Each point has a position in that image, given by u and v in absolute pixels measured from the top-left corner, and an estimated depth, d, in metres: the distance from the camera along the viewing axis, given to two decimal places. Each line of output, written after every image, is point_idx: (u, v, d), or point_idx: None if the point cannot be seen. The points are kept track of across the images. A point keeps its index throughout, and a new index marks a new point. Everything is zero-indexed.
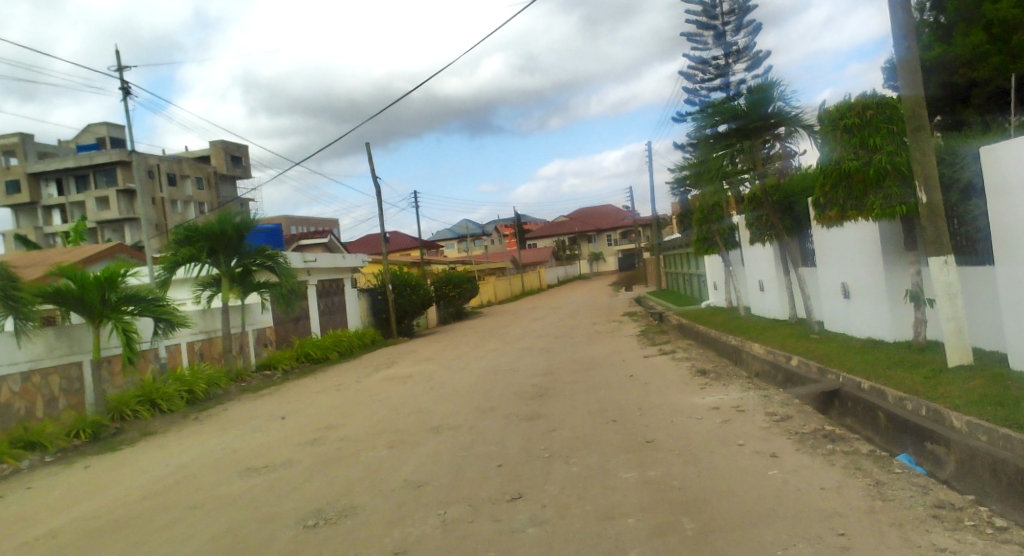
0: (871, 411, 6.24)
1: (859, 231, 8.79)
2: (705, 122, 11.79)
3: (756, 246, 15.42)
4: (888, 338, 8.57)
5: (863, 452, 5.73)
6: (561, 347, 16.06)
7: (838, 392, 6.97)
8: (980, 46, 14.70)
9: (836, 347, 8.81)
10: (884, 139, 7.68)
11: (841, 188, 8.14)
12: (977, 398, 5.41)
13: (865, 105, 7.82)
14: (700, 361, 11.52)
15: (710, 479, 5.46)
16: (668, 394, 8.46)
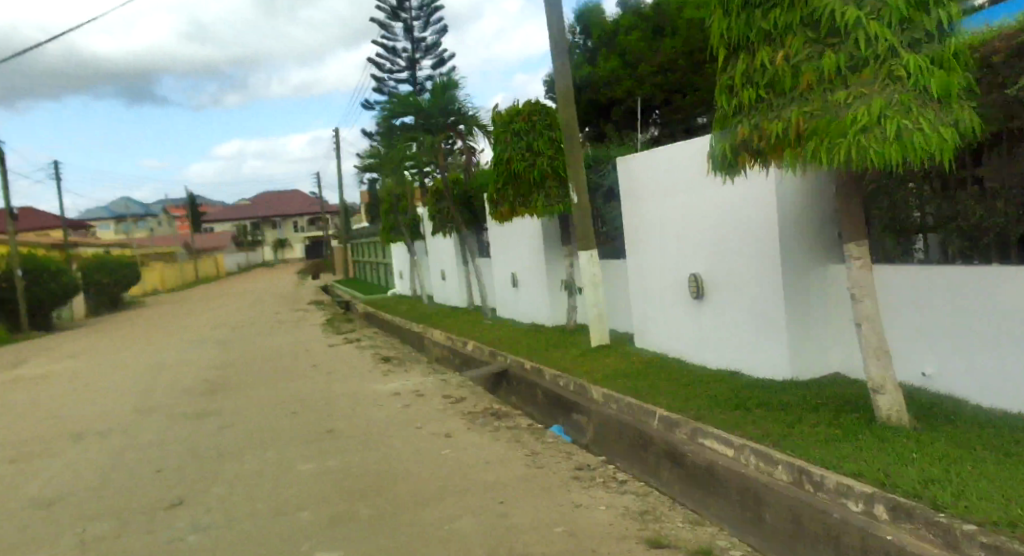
0: (531, 389, 6.97)
1: (528, 226, 9.76)
2: (391, 112, 12.03)
3: (440, 238, 16.39)
4: (548, 322, 9.66)
5: (523, 426, 6.37)
6: (246, 339, 15.04)
7: (505, 373, 7.65)
8: (616, 70, 17.08)
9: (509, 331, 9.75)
10: (546, 145, 8.67)
11: (511, 187, 8.86)
12: (611, 373, 6.43)
13: (531, 112, 8.75)
14: (385, 349, 11.89)
15: (386, 463, 5.59)
16: (352, 383, 8.49)
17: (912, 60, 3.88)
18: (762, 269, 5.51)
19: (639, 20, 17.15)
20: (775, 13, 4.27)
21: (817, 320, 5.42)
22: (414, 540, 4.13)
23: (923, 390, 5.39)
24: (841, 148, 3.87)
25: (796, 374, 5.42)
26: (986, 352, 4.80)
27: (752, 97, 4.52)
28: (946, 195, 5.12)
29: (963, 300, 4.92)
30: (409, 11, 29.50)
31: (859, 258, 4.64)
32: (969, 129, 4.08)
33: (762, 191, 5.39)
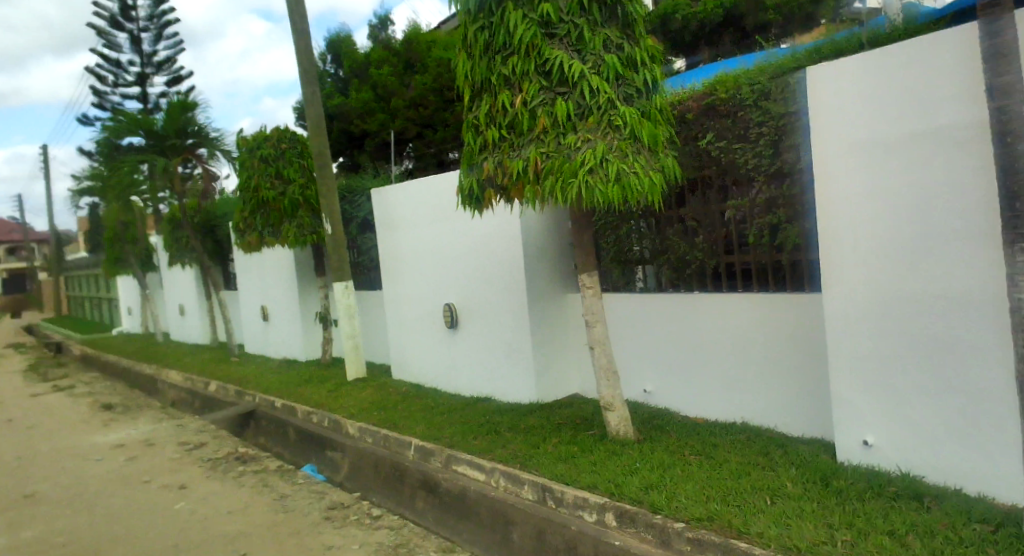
0: (282, 428, 6.94)
1: (272, 261, 11.82)
2: (116, 129, 11.91)
3: (176, 272, 16.64)
4: (302, 355, 11.58)
5: (272, 469, 6.17)
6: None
7: (254, 413, 7.61)
8: (369, 103, 18.05)
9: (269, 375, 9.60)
10: (295, 173, 10.36)
11: (259, 216, 10.49)
12: (364, 407, 6.64)
13: (283, 140, 10.25)
14: (107, 400, 10.81)
15: (103, 526, 4.90)
16: (69, 442, 7.52)
17: (623, 113, 5.33)
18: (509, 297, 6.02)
19: (390, 55, 18.38)
20: (513, 62, 5.40)
21: (559, 346, 6.04)
22: None
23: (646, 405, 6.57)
24: (574, 183, 5.22)
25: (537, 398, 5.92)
26: (705, 362, 6.04)
27: (496, 135, 5.59)
28: (658, 235, 6.42)
29: (680, 326, 6.23)
30: (135, 20, 27.15)
31: (588, 283, 5.63)
32: (670, 172, 5.59)
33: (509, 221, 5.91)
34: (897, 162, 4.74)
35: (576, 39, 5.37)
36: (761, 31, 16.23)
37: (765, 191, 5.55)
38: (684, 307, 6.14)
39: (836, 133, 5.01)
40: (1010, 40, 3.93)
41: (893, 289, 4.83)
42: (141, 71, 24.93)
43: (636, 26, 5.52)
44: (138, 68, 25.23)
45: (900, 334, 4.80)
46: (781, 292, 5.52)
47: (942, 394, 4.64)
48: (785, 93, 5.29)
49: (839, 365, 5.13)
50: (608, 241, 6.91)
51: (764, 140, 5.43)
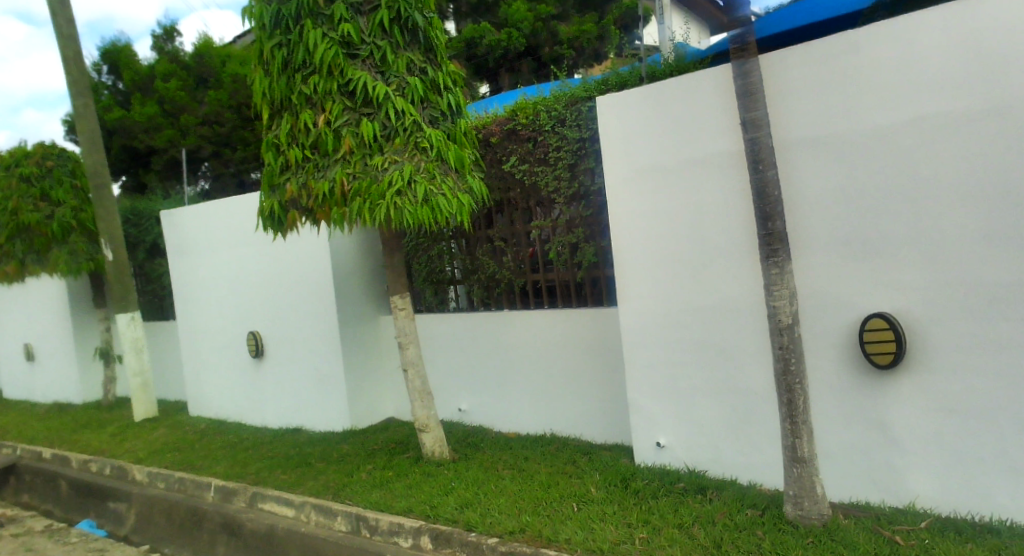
0: (53, 482, 6.75)
1: (45, 297, 11.31)
2: None
3: None
4: (79, 398, 11.08)
5: (37, 531, 5.82)
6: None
7: (13, 467, 7.51)
8: (153, 118, 16.64)
9: (60, 430, 8.70)
10: (67, 197, 10.12)
11: (21, 243, 10.12)
12: (150, 452, 6.59)
13: (50, 161, 10.16)
14: None
15: None
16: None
17: (429, 136, 5.37)
18: (323, 327, 6.41)
19: (178, 68, 17.03)
20: (315, 81, 5.23)
21: (372, 372, 6.60)
22: None
23: (460, 423, 6.69)
24: (382, 205, 5.15)
25: (354, 423, 6.38)
26: (517, 377, 6.28)
27: (299, 155, 5.39)
28: (468, 255, 6.61)
29: (491, 343, 6.41)
30: None
31: (398, 304, 5.59)
32: (477, 193, 5.75)
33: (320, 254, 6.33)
34: (672, 186, 5.24)
35: (379, 61, 5.32)
36: (559, 62, 14.52)
37: (565, 212, 5.89)
38: (495, 324, 6.34)
39: (622, 158, 5.42)
40: (756, 79, 4.46)
41: (674, 300, 5.30)
42: None
43: (438, 51, 5.62)
44: None
45: (680, 341, 5.28)
46: (582, 307, 5.89)
47: (716, 393, 5.16)
48: (578, 120, 5.67)
49: (635, 373, 5.52)
50: (419, 262, 6.98)
51: (562, 163, 5.76)
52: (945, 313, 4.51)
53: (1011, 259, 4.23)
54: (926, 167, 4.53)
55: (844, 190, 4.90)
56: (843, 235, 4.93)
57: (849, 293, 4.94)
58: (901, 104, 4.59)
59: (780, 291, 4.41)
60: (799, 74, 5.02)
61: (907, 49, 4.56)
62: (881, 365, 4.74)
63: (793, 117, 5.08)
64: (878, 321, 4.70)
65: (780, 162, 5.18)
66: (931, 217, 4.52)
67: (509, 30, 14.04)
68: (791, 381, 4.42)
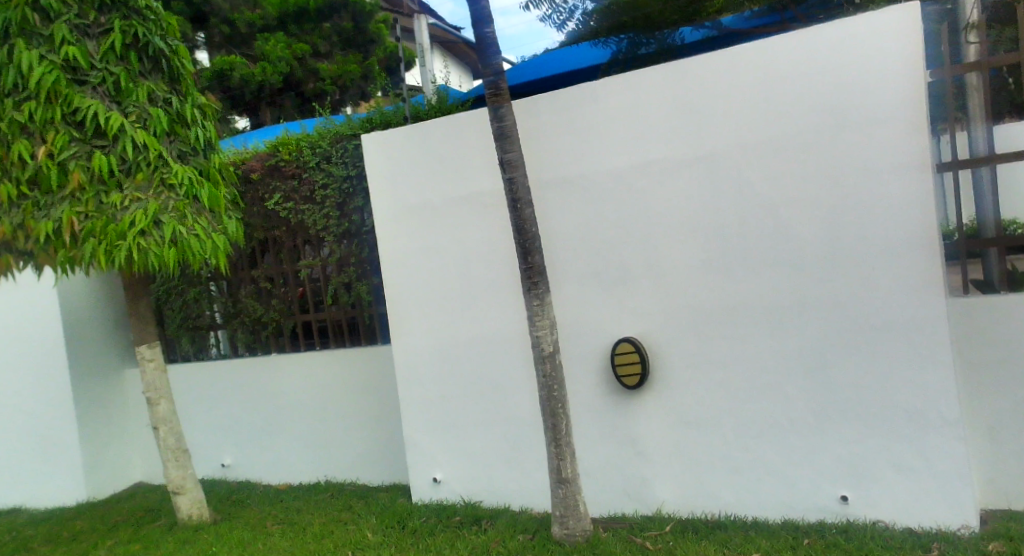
0: None
1: None
2: None
3: None
4: None
5: None
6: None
7: None
8: None
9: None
10: None
11: None
12: None
13: None
14: None
15: None
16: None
17: (177, 171, 4.94)
18: (54, 392, 5.96)
19: None
20: (31, 107, 4.59)
21: (114, 436, 6.26)
22: None
23: (223, 480, 6.26)
24: (122, 246, 4.63)
25: (91, 493, 5.96)
26: (289, 423, 6.02)
27: (12, 191, 4.69)
28: (230, 298, 6.25)
29: (261, 391, 6.11)
30: None
31: (146, 355, 5.01)
32: (236, 233, 5.40)
33: (50, 312, 5.91)
34: (438, 223, 5.32)
35: (113, 89, 4.80)
36: (322, 99, 13.48)
37: (335, 251, 5.76)
38: (262, 370, 6.06)
39: (387, 196, 5.43)
40: (511, 122, 4.47)
41: (444, 335, 5.38)
42: None
43: (186, 82, 5.22)
44: None
45: (451, 376, 5.36)
46: (356, 347, 5.79)
47: (487, 424, 5.29)
48: (344, 157, 5.58)
49: (410, 411, 5.50)
50: (173, 307, 6.43)
51: (330, 202, 5.64)
52: (676, 334, 5.04)
53: (722, 286, 4.84)
54: (655, 204, 5.04)
55: (591, 225, 5.29)
56: (592, 267, 5.32)
57: (600, 320, 5.33)
58: (632, 149, 5.09)
59: (541, 321, 4.49)
60: (548, 118, 5.37)
61: (635, 99, 5.06)
62: (630, 386, 5.16)
63: (545, 157, 5.42)
64: (626, 345, 5.12)
65: (536, 199, 5.48)
66: (662, 250, 5.04)
67: (264, 64, 12.54)
68: (553, 407, 4.48)
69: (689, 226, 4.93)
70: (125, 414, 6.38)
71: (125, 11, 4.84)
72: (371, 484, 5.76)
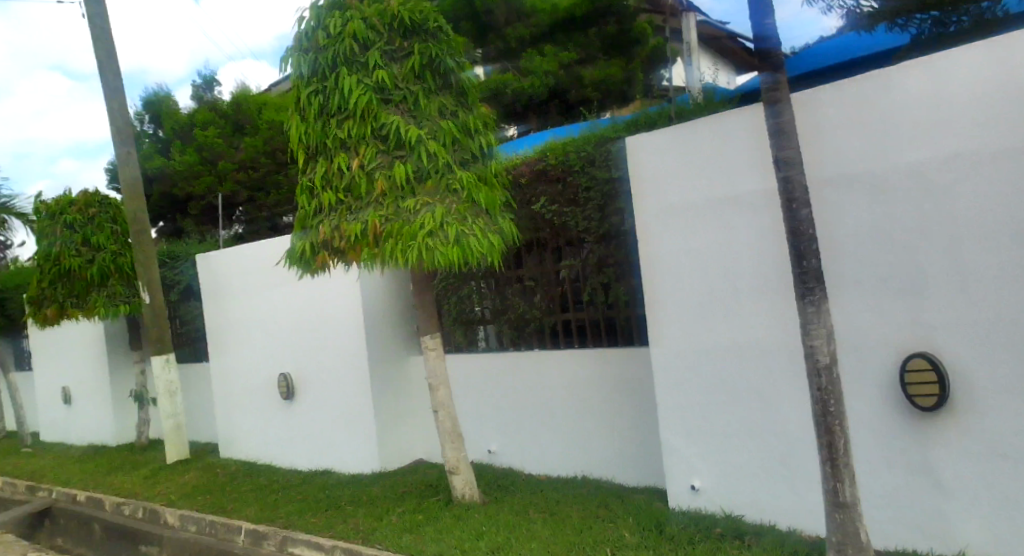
0: (87, 525, 6.65)
1: (81, 331, 11.14)
2: None
3: None
4: (112, 441, 10.99)
5: None
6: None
7: (51, 511, 7.46)
8: (193, 167, 16.72)
9: (95, 473, 8.66)
10: (106, 239, 10.04)
11: (60, 287, 9.99)
12: (188, 492, 6.60)
13: (88, 203, 10.07)
14: None
15: None
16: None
17: (461, 177, 5.41)
18: (353, 372, 6.87)
19: (217, 116, 17.05)
20: (349, 125, 5.30)
21: (402, 415, 7.03)
22: None
23: (490, 465, 6.73)
24: (414, 245, 5.15)
25: (383, 466, 6.76)
26: (548, 415, 6.29)
27: (333, 198, 5.45)
28: (497, 294, 6.73)
29: (524, 384, 6.46)
30: None
31: (429, 344, 5.55)
32: (508, 233, 5.76)
33: (352, 303, 6.81)
34: (705, 224, 5.15)
35: (412, 105, 5.39)
36: (587, 106, 13.99)
37: (596, 250, 5.91)
38: (525, 362, 6.42)
39: (650, 199, 5.41)
40: (789, 118, 4.01)
41: (707, 341, 5.21)
42: None
43: (470, 95, 5.70)
44: None
45: (712, 383, 5.18)
46: (613, 346, 5.87)
47: (750, 436, 5.03)
48: (607, 160, 5.68)
49: (667, 416, 5.45)
50: (450, 303, 7.06)
51: (592, 204, 5.78)
52: (989, 353, 4.34)
53: None
54: (963, 203, 4.40)
55: (880, 227, 4.78)
56: (883, 271, 4.78)
57: (887, 332, 4.79)
58: (935, 141, 4.49)
59: (817, 330, 3.99)
60: (832, 113, 4.97)
61: (942, 85, 4.45)
62: (925, 407, 4.58)
63: (830, 154, 5.01)
64: (921, 362, 4.55)
65: (814, 200, 5.10)
66: (971, 255, 4.39)
67: (534, 77, 13.72)
68: (829, 421, 3.97)
69: (1011, 228, 4.22)
70: (408, 397, 7.11)
71: (424, 36, 5.43)
72: (627, 483, 5.79)
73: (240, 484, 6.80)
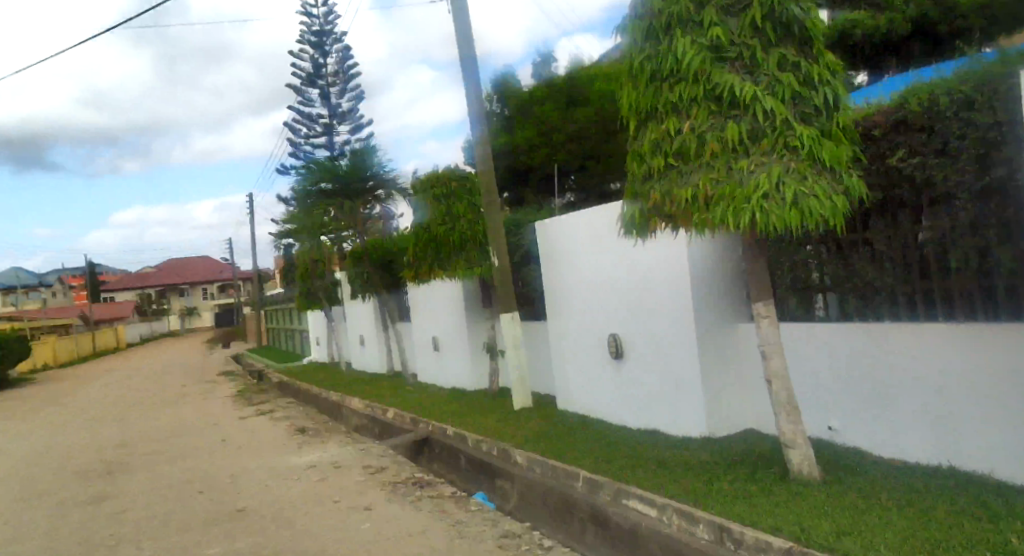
0: (453, 455, 6.74)
1: (446, 288, 10.00)
2: (307, 179, 12.15)
3: (356, 302, 16.27)
4: (469, 387, 9.79)
5: (446, 494, 6.03)
6: (130, 417, 13.63)
7: (427, 440, 7.41)
8: (529, 141, 15.52)
9: (468, 406, 8.28)
10: (466, 208, 8.51)
11: (429, 250, 8.82)
12: (536, 435, 6.46)
13: (449, 175, 8.64)
14: (300, 419, 11.59)
15: (308, 541, 5.06)
16: (262, 455, 7.97)
17: (802, 133, 4.56)
18: (677, 338, 5.68)
19: (551, 89, 15.56)
20: (679, 89, 4.90)
21: (726, 388, 5.55)
22: None
23: (830, 445, 5.33)
24: (746, 211, 4.52)
25: (713, 433, 5.56)
26: (909, 394, 4.63)
27: (662, 163, 5.11)
28: (840, 260, 5.32)
29: (898, 357, 4.67)
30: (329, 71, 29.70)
31: (763, 311, 4.68)
32: (855, 194, 4.63)
33: (674, 262, 5.61)
34: None
35: (749, 61, 4.76)
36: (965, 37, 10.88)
37: (969, 211, 4.27)
38: (884, 334, 4.75)
39: None
40: None
41: None
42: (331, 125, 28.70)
43: (816, 43, 4.84)
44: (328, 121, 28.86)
45: None
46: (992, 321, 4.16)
47: None
48: (993, 97, 3.94)
49: None
50: (783, 267, 5.87)
51: (968, 149, 4.12)
52: None
53: None
54: None
55: None
56: None
57: None
58: None
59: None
60: None
61: None
62: None
63: None
64: None
65: None
66: None
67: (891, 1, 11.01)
68: None
69: None
70: (731, 368, 5.58)
71: None
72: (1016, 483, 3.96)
73: (561, 436, 6.43)
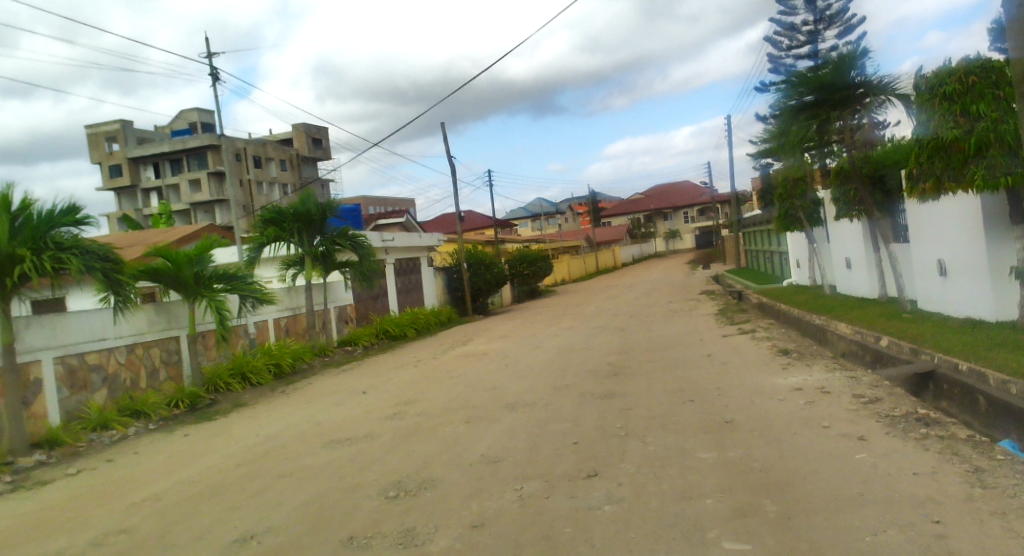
0: (970, 395, 5.89)
1: (959, 204, 8.69)
2: (789, 93, 11.60)
3: (841, 224, 15.20)
4: (990, 318, 8.46)
5: (961, 437, 5.33)
6: (634, 326, 16.05)
7: (933, 373, 6.82)
8: None
9: (993, 338, 7.18)
10: (988, 106, 7.35)
11: (938, 160, 8.00)
12: None
13: (968, 70, 7.55)
14: (782, 342, 11.65)
15: (796, 462, 5.11)
16: (751, 374, 8.55)
17: None
18: None
19: None
20: None
21: None
22: (813, 548, 3.44)
23: None
24: None
25: None
26: None
27: None
28: None
29: None
30: None
31: None
32: None
33: None
34: None
35: None
36: None
37: None
38: None
39: None
40: None
41: None
42: (815, 29, 25.01)
43: None
44: (812, 27, 25.05)
45: None
46: None
47: None
48: None
49: None
50: None
51: None
52: None
53: None
54: None
55: None
56: None
57: None
58: None
59: None
60: None
61: None
62: None
63: None
64: None
65: None
66: None
67: None
68: None
69: None
70: None
71: None
72: None
73: None
